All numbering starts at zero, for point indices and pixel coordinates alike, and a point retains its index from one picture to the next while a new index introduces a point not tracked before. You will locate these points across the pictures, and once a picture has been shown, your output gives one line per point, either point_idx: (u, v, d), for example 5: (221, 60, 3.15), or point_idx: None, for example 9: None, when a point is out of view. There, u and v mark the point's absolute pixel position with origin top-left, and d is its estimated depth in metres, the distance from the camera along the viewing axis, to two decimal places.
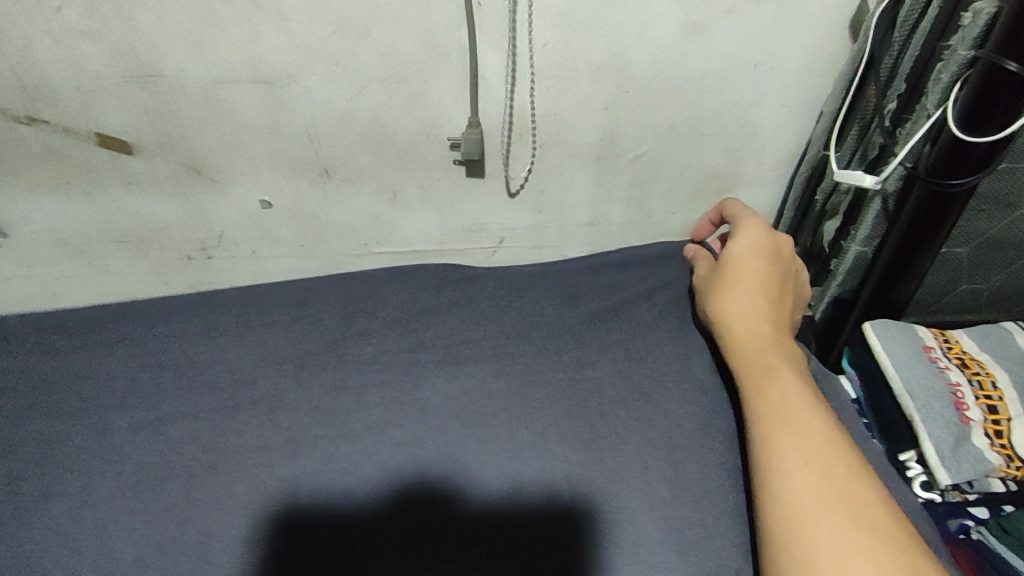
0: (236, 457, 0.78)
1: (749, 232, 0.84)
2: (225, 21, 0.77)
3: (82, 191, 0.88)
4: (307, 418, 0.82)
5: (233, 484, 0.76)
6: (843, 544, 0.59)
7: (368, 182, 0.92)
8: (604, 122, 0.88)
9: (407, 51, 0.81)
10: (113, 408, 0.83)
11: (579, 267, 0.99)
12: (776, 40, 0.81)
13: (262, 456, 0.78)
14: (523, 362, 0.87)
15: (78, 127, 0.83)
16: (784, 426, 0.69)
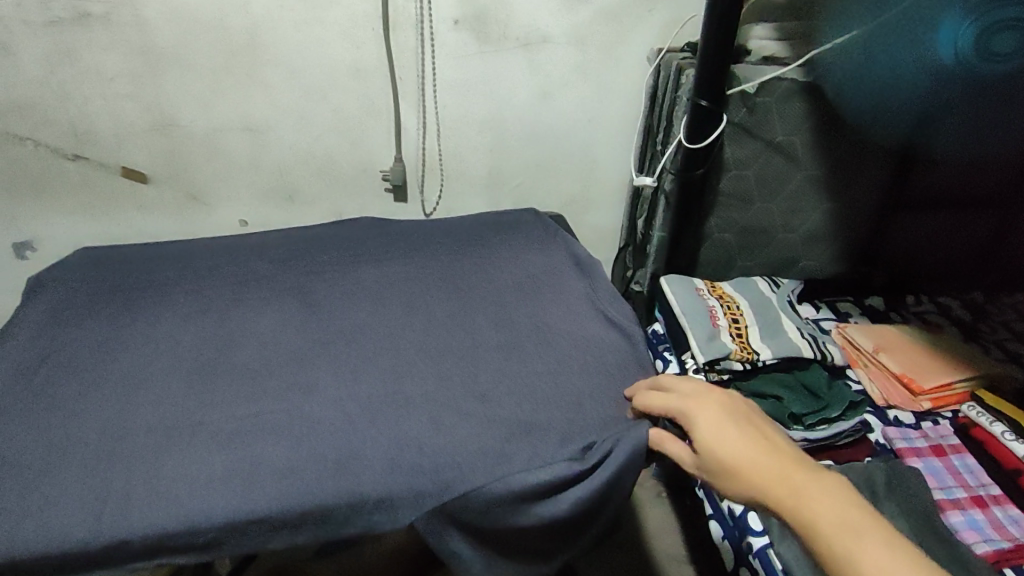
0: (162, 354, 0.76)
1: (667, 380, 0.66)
2: (225, 87, 1.04)
3: (106, 212, 1.14)
4: (224, 326, 0.80)
5: (160, 373, 0.73)
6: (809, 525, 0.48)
7: (322, 205, 1.17)
8: (492, 161, 1.12)
9: (352, 109, 1.07)
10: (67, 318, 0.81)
11: (484, 221, 1.00)
12: (602, 104, 1.08)
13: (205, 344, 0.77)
14: (414, 283, 0.87)
15: (108, 163, 1.10)
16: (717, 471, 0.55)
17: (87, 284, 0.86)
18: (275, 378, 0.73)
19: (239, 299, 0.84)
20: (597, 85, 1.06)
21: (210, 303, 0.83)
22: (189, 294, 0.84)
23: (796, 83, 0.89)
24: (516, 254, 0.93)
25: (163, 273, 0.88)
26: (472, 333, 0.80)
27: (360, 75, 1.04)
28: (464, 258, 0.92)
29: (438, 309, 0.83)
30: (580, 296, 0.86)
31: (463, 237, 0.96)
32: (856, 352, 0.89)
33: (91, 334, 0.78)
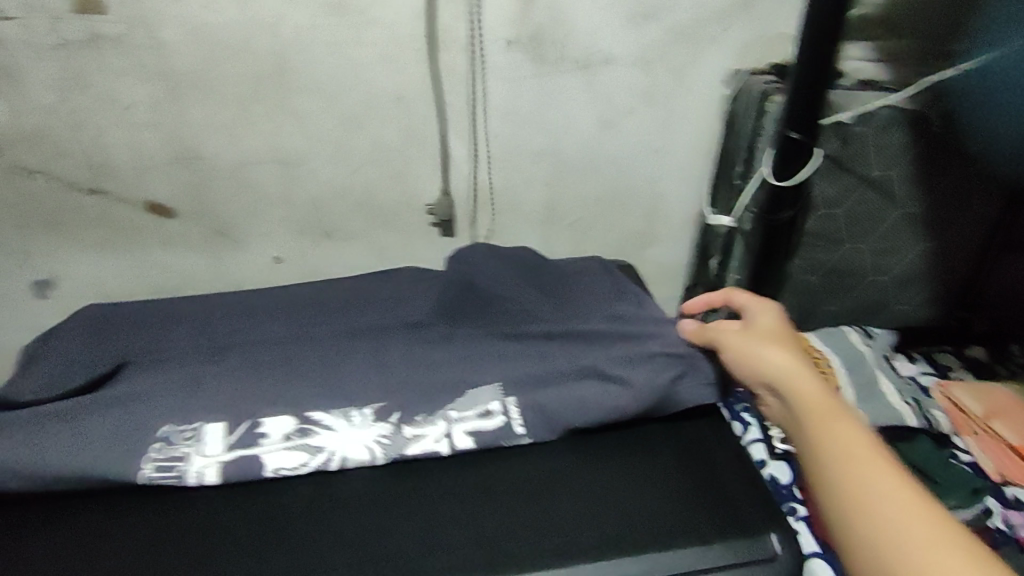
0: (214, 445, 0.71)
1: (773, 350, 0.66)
2: (256, 117, 0.96)
3: (128, 250, 1.06)
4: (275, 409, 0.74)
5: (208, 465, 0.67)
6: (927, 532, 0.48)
7: (361, 242, 1.07)
8: (544, 193, 1.03)
9: (391, 138, 0.98)
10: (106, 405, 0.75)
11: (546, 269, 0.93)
12: (666, 132, 0.99)
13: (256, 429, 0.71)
14: (475, 355, 0.81)
15: (128, 196, 1.01)
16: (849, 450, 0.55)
17: (125, 359, 0.81)
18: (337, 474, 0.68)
19: (289, 382, 0.77)
20: (661, 112, 0.97)
21: (262, 385, 0.77)
22: (240, 376, 0.79)
23: (898, 112, 0.81)
24: (584, 316, 0.87)
25: (208, 351, 0.82)
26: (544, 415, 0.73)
27: (402, 102, 0.95)
28: (528, 325, 0.84)
29: (504, 387, 0.75)
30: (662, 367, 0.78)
31: (528, 292, 0.88)
32: (964, 417, 0.81)
33: (140, 424, 0.72)
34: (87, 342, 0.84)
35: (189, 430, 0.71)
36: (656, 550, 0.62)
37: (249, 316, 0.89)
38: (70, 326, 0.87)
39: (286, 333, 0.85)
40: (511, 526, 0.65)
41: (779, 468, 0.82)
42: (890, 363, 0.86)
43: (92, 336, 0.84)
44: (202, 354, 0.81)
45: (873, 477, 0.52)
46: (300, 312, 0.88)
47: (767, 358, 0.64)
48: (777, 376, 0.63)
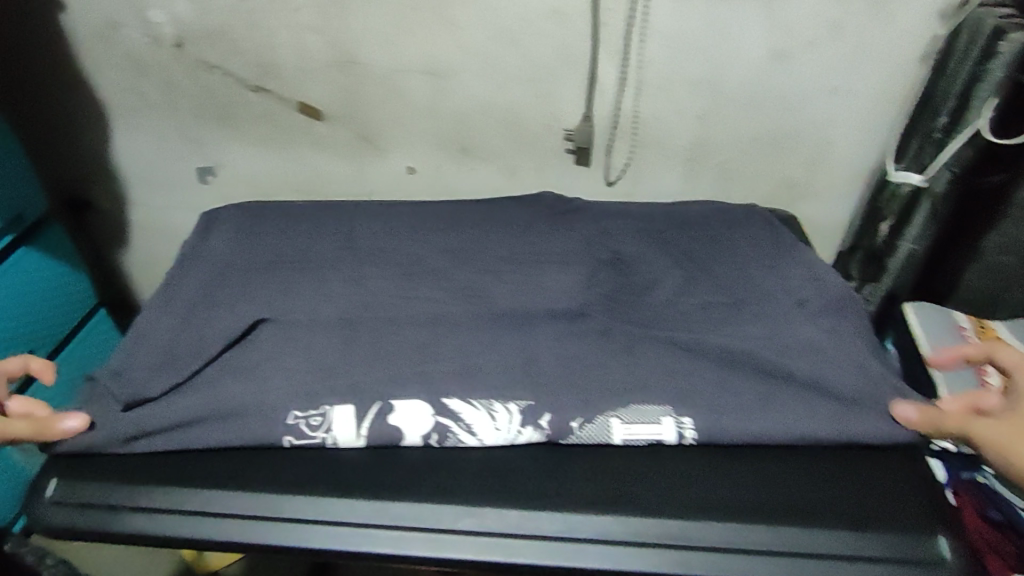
0: (342, 330, 0.72)
1: None
2: (409, 25, 0.94)
3: (281, 147, 1.10)
4: (397, 308, 0.75)
5: (334, 350, 0.70)
6: None
7: (495, 160, 1.05)
8: (697, 129, 0.95)
9: (544, 57, 0.93)
10: (248, 285, 0.79)
11: (687, 210, 0.87)
12: (855, 70, 0.86)
13: (379, 322, 0.73)
14: (604, 280, 0.76)
15: (286, 96, 1.04)
16: None
17: (268, 245, 0.86)
18: (440, 402, 0.64)
19: (409, 298, 0.76)
20: (855, 47, 0.85)
21: (379, 300, 0.76)
22: (360, 285, 0.78)
23: None
24: (727, 259, 0.79)
25: (338, 251, 0.83)
26: (677, 400, 0.64)
27: (560, 18, 0.89)
28: (651, 307, 0.73)
29: (623, 320, 0.71)
30: (825, 360, 0.67)
31: (662, 264, 0.78)
32: None
33: (270, 303, 0.76)
34: (236, 227, 0.90)
35: (316, 414, 0.64)
36: (789, 524, 0.57)
37: (386, 216, 0.90)
38: (221, 221, 0.91)
39: (415, 236, 0.85)
40: (634, 465, 0.61)
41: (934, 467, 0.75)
42: None
43: (244, 224, 0.90)
44: (336, 247, 0.84)
45: None
46: (429, 220, 0.88)
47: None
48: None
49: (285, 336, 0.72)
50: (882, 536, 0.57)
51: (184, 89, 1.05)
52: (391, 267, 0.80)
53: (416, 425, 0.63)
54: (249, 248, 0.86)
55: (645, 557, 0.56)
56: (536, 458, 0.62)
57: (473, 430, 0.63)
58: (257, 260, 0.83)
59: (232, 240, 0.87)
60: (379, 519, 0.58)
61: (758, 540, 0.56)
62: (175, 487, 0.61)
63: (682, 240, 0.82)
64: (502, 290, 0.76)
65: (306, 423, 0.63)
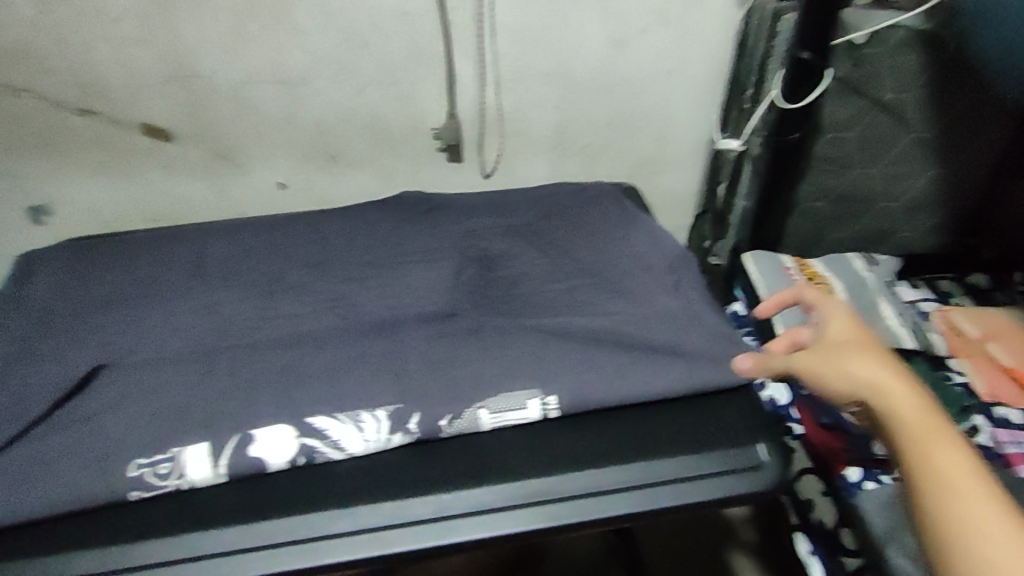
0: (227, 353, 0.71)
1: (837, 319, 0.67)
2: (254, 34, 0.92)
3: (121, 172, 1.03)
4: (283, 324, 0.74)
5: (221, 374, 0.69)
6: (984, 517, 0.50)
7: (366, 166, 1.06)
8: (551, 117, 1.02)
9: (397, 58, 0.95)
10: (113, 323, 0.75)
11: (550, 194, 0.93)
12: (677, 51, 0.97)
13: (265, 340, 0.72)
14: (483, 270, 0.80)
15: (123, 118, 0.98)
16: (915, 423, 0.55)
17: (130, 280, 0.81)
18: (303, 421, 0.64)
19: (271, 318, 0.75)
20: (674, 30, 0.94)
21: (237, 324, 0.74)
22: (219, 311, 0.76)
23: (912, 32, 0.79)
24: (591, 233, 0.86)
25: (211, 275, 0.81)
26: (540, 380, 0.67)
27: (407, 20, 0.91)
28: (529, 288, 0.78)
29: (505, 303, 0.76)
30: (680, 322, 0.73)
31: (523, 254, 0.83)
32: (962, 342, 0.84)
33: (142, 338, 0.73)
34: (90, 266, 0.84)
35: (165, 459, 0.61)
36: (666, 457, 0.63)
37: (246, 237, 0.88)
38: (74, 260, 0.85)
39: (292, 251, 0.85)
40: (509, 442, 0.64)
41: (779, 389, 0.87)
42: (892, 290, 0.91)
43: (99, 260, 0.85)
44: (208, 271, 0.82)
45: (943, 452, 0.53)
46: (306, 233, 0.87)
47: (853, 371, 0.59)
48: (860, 387, 0.58)
49: (162, 369, 0.70)
50: (725, 453, 0.63)
51: (4, 120, 0.96)
52: (270, 284, 0.79)
53: (279, 450, 0.62)
54: (110, 285, 0.81)
55: (527, 518, 0.59)
56: (411, 456, 0.63)
57: (339, 444, 0.63)
58: (121, 296, 0.79)
59: (89, 280, 0.82)
60: (269, 535, 0.58)
61: (622, 480, 0.61)
62: (32, 555, 0.57)
63: (550, 224, 0.88)
64: (387, 291, 0.78)
65: (153, 472, 0.60)
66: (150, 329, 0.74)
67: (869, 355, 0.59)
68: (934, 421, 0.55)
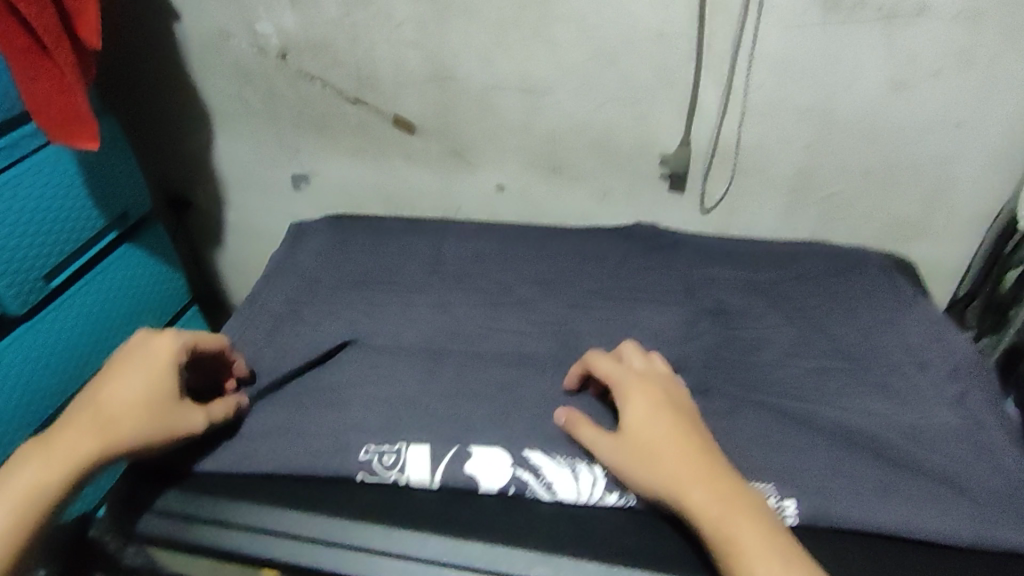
0: (433, 357, 0.73)
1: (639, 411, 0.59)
2: (509, 43, 0.93)
3: (369, 157, 1.13)
4: (488, 338, 0.75)
5: (428, 378, 0.71)
6: None
7: (585, 184, 1.04)
8: (800, 160, 0.91)
9: (642, 79, 0.91)
10: (341, 305, 0.82)
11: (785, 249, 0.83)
12: (981, 104, 0.81)
13: (471, 354, 0.73)
14: (698, 324, 0.74)
15: (380, 109, 1.06)
16: None
17: (362, 265, 0.88)
18: (522, 454, 0.63)
19: (495, 330, 0.76)
20: (984, 79, 0.79)
21: (464, 330, 0.76)
22: (449, 313, 0.79)
23: None
24: (834, 305, 0.75)
25: (431, 274, 0.85)
26: (777, 477, 0.59)
27: (663, 40, 0.87)
28: (749, 353, 0.70)
29: (720, 366, 0.69)
30: (965, 448, 0.61)
31: (749, 312, 0.74)
32: None
33: (364, 324, 0.78)
34: (330, 243, 0.93)
35: (390, 452, 0.64)
36: None
37: (466, 240, 0.91)
38: (316, 235, 0.94)
39: (508, 263, 0.85)
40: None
41: None
42: None
43: (339, 240, 0.93)
44: (428, 270, 0.86)
45: None
46: (522, 246, 0.88)
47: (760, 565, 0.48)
48: None
49: (376, 358, 0.74)
50: None
51: (288, 100, 1.09)
52: (483, 293, 0.81)
53: (492, 475, 0.62)
54: (345, 266, 0.88)
55: None
56: (628, 523, 0.59)
57: (552, 487, 0.61)
58: (353, 280, 0.86)
59: (329, 258, 0.90)
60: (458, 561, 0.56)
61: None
62: (270, 505, 0.62)
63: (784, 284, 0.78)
64: (595, 326, 0.75)
65: (379, 459, 0.64)
66: (371, 317, 0.79)
67: (731, 517, 0.51)
68: None
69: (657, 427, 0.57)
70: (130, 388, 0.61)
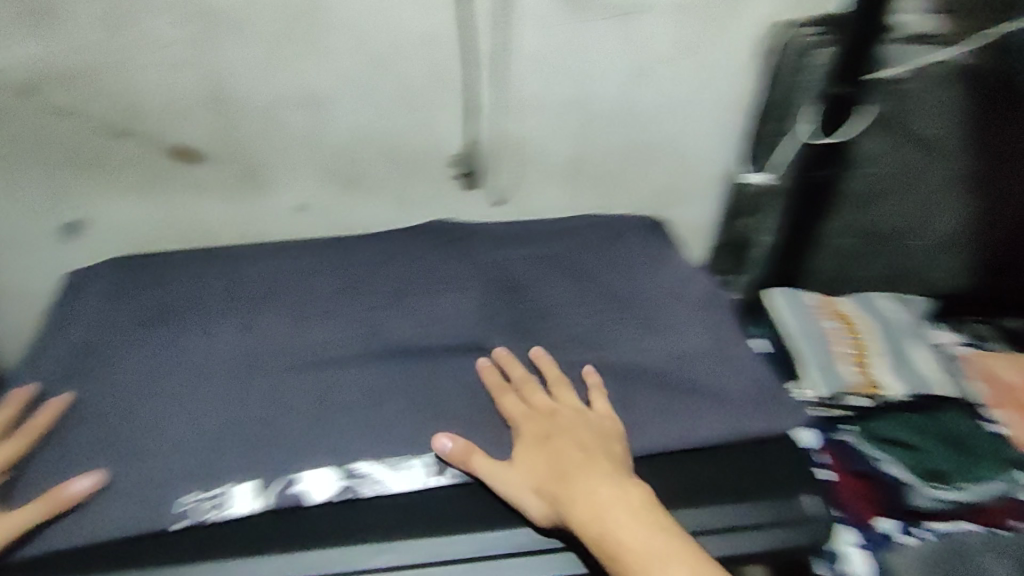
0: (240, 383, 0.71)
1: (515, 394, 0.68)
2: (285, 60, 0.93)
3: (151, 191, 1.04)
4: (296, 352, 0.74)
5: (235, 405, 0.69)
6: None
7: (386, 191, 1.06)
8: (572, 147, 1.01)
9: (421, 87, 0.95)
10: (128, 348, 0.75)
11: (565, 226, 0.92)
12: (703, 85, 0.96)
13: (280, 373, 0.72)
14: (497, 303, 0.78)
15: (156, 139, 0.99)
16: (652, 534, 0.55)
17: (148, 303, 0.81)
18: (348, 466, 0.63)
19: (303, 343, 0.75)
20: (701, 64, 0.94)
21: (272, 349, 0.74)
22: (253, 334, 0.76)
23: (954, 69, 0.76)
24: (611, 267, 0.84)
25: (229, 297, 0.81)
26: (578, 426, 0.66)
27: (436, 49, 0.92)
28: (542, 321, 0.77)
29: (522, 341, 0.74)
30: (724, 366, 0.72)
31: (545, 288, 0.81)
32: (997, 387, 0.80)
33: (159, 362, 0.73)
34: (111, 284, 0.85)
35: (212, 497, 0.61)
36: (681, 509, 0.62)
37: (266, 260, 0.88)
38: (93, 280, 0.85)
39: (310, 276, 0.84)
40: None
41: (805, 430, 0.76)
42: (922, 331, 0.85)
43: (119, 279, 0.85)
44: (224, 295, 0.82)
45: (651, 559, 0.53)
46: (323, 257, 0.87)
47: (603, 493, 0.58)
48: (590, 508, 0.57)
49: (175, 396, 0.70)
50: (729, 509, 0.62)
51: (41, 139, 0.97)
52: (286, 310, 0.79)
53: (324, 488, 0.62)
54: (128, 306, 0.81)
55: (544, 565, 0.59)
56: (453, 498, 0.63)
57: (383, 485, 0.63)
58: (137, 321, 0.79)
59: (108, 300, 0.82)
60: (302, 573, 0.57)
61: (707, 524, 0.61)
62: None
63: (567, 255, 0.86)
64: (401, 322, 0.77)
65: (201, 505, 0.61)
66: (166, 354, 0.74)
67: (591, 460, 0.60)
68: (649, 532, 0.55)
69: (524, 408, 0.67)
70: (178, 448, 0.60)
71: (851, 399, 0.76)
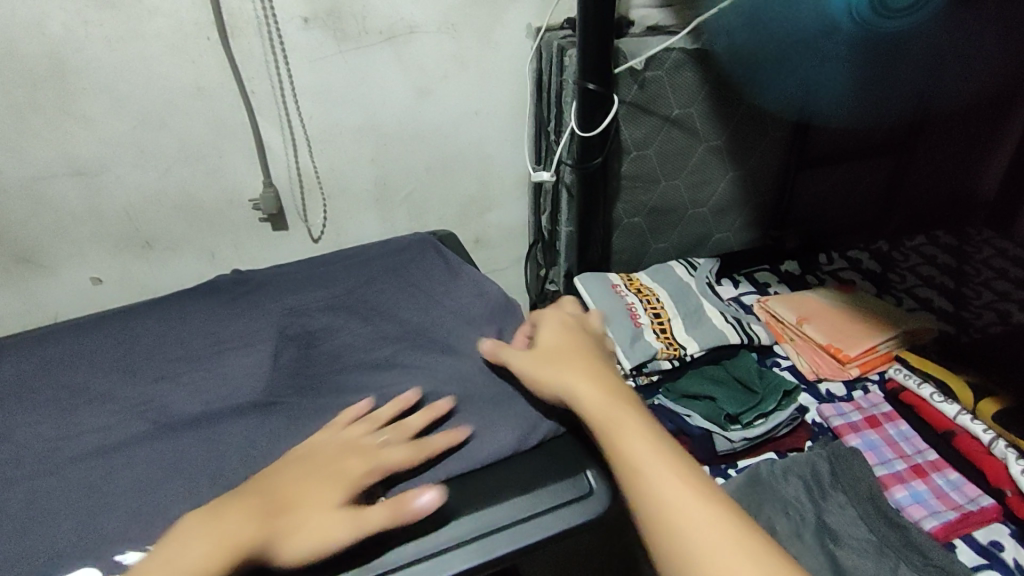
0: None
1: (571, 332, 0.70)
2: (36, 128, 0.83)
3: None
4: (67, 445, 0.65)
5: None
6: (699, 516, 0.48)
7: (186, 249, 0.99)
8: (373, 172, 1.01)
9: (199, 134, 0.90)
10: None
11: (373, 254, 0.92)
12: (485, 94, 0.99)
13: (43, 472, 0.63)
14: (300, 352, 0.76)
15: None
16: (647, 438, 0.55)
17: None
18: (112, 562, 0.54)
19: (77, 432, 0.67)
20: (478, 74, 0.97)
21: (38, 449, 0.65)
22: (9, 443, 0.65)
23: (685, 51, 0.84)
24: (417, 291, 0.85)
25: None
26: None
27: (206, 93, 0.87)
28: (347, 360, 0.75)
29: (329, 380, 0.72)
30: None
31: (351, 326, 0.79)
32: (782, 327, 0.91)
33: None
34: None
35: None
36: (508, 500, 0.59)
37: (36, 349, 0.78)
38: None
39: (86, 359, 0.76)
40: None
41: None
42: (714, 289, 0.95)
43: None
44: None
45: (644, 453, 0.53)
46: (104, 333, 0.79)
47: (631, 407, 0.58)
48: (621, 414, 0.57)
49: None
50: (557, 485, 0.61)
51: None
52: (55, 400, 0.70)
53: None
54: None
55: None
56: None
57: None
58: None
59: None
60: None
61: (532, 508, 0.59)
62: None
63: (370, 290, 0.85)
64: (195, 387, 0.71)
65: None
66: None
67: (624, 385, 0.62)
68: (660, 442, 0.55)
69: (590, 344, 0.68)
70: (198, 552, 0.47)
71: (659, 363, 0.82)
